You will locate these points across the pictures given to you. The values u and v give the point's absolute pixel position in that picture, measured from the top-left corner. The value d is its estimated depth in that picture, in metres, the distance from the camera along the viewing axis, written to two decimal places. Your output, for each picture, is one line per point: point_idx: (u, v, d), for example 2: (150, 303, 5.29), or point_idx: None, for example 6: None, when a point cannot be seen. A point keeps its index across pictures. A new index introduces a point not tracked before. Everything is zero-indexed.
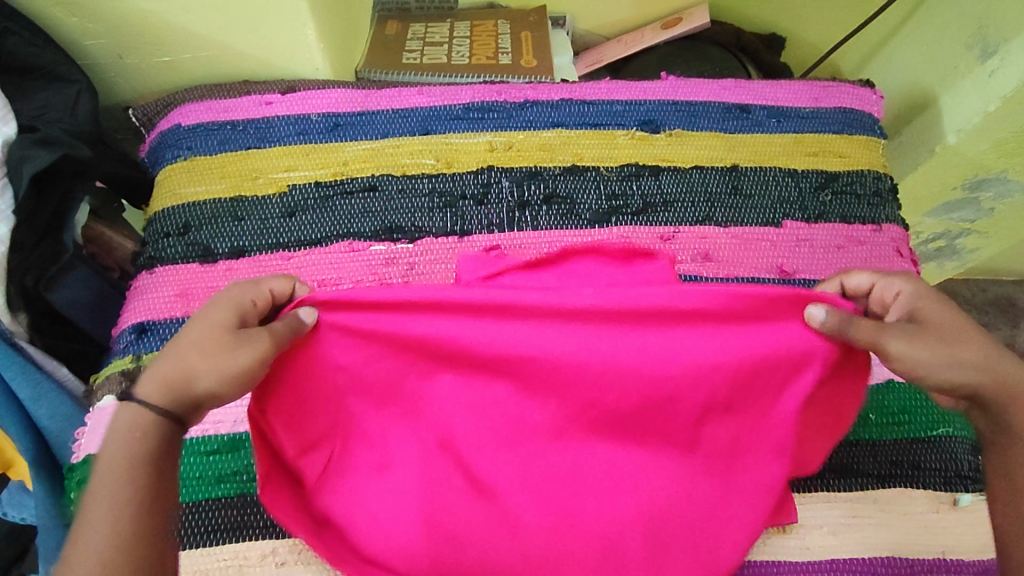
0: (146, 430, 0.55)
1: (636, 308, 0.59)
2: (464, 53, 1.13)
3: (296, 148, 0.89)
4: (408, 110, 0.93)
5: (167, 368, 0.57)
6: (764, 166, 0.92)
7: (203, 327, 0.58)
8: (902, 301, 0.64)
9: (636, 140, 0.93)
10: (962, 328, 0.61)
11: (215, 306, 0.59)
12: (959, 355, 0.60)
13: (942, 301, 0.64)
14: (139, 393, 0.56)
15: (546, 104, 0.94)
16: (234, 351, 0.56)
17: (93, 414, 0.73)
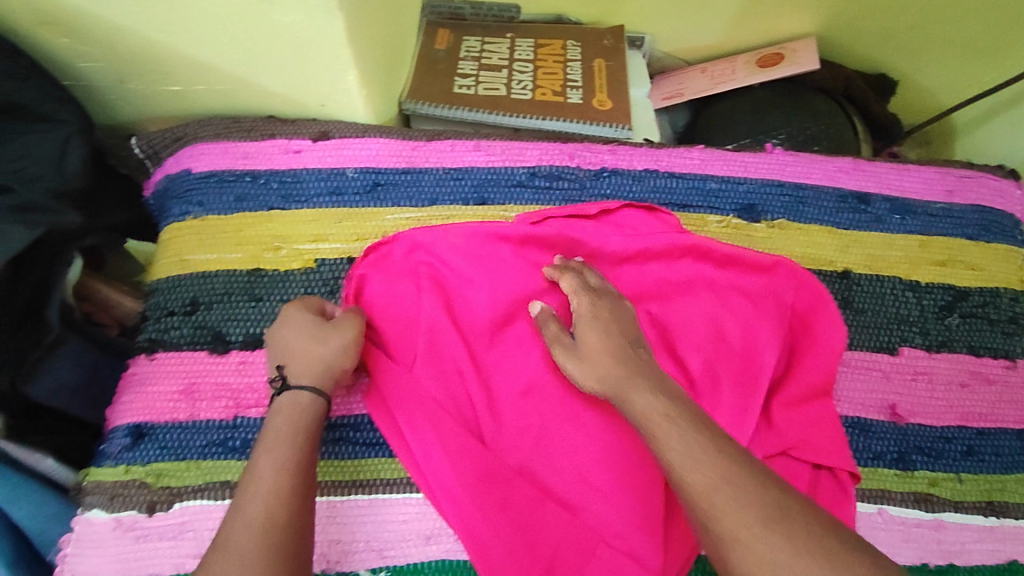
0: (303, 415, 0.58)
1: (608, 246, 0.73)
2: (526, 84, 0.96)
3: (328, 212, 0.75)
4: (462, 170, 0.77)
5: (296, 363, 0.60)
6: (881, 274, 0.77)
7: (309, 334, 0.62)
8: (582, 302, 0.65)
9: (731, 229, 0.78)
10: (611, 338, 0.61)
11: (299, 320, 0.63)
12: (602, 362, 0.59)
13: (621, 313, 0.64)
14: (293, 384, 0.60)
15: (627, 174, 0.79)
16: (337, 331, 0.63)
17: (78, 526, 0.63)
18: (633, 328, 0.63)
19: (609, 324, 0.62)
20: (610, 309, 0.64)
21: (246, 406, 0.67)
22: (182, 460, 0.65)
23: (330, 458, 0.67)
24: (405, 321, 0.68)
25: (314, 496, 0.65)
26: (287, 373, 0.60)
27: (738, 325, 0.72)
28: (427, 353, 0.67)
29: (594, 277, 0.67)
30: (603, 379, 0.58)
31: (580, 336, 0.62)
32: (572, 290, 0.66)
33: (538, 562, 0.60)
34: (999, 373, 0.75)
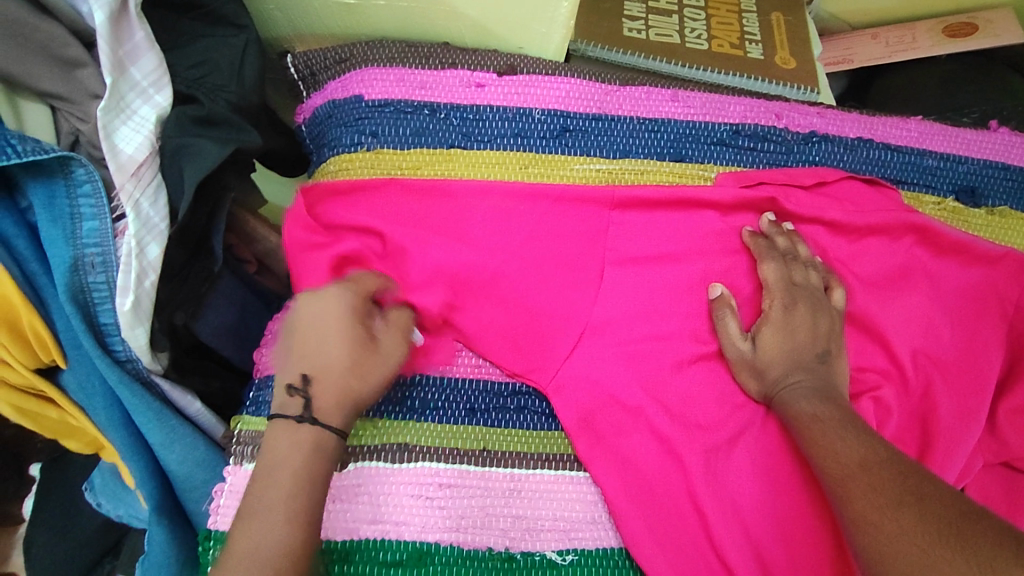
0: (312, 444, 0.50)
1: (826, 222, 0.66)
2: (700, 33, 0.87)
3: (512, 155, 0.67)
4: (658, 121, 0.69)
5: (326, 380, 0.52)
6: None
7: (330, 333, 0.52)
8: (769, 300, 0.62)
9: (948, 213, 0.70)
10: (798, 351, 0.60)
11: (316, 304, 0.54)
12: (781, 371, 0.59)
13: (820, 323, 0.61)
14: (316, 415, 0.51)
15: (838, 142, 0.71)
16: (386, 359, 0.55)
17: (236, 473, 0.57)
18: (824, 335, 0.61)
19: (800, 336, 0.60)
20: (804, 317, 0.61)
21: (424, 363, 0.60)
22: (357, 417, 0.58)
23: (514, 427, 0.60)
24: (457, 228, 0.63)
25: (500, 467, 0.58)
26: (313, 387, 0.51)
27: (963, 321, 0.65)
28: (599, 325, 0.62)
29: (798, 269, 0.63)
30: (775, 383, 0.59)
31: (760, 339, 0.61)
32: (770, 282, 0.62)
33: (680, 549, 0.56)
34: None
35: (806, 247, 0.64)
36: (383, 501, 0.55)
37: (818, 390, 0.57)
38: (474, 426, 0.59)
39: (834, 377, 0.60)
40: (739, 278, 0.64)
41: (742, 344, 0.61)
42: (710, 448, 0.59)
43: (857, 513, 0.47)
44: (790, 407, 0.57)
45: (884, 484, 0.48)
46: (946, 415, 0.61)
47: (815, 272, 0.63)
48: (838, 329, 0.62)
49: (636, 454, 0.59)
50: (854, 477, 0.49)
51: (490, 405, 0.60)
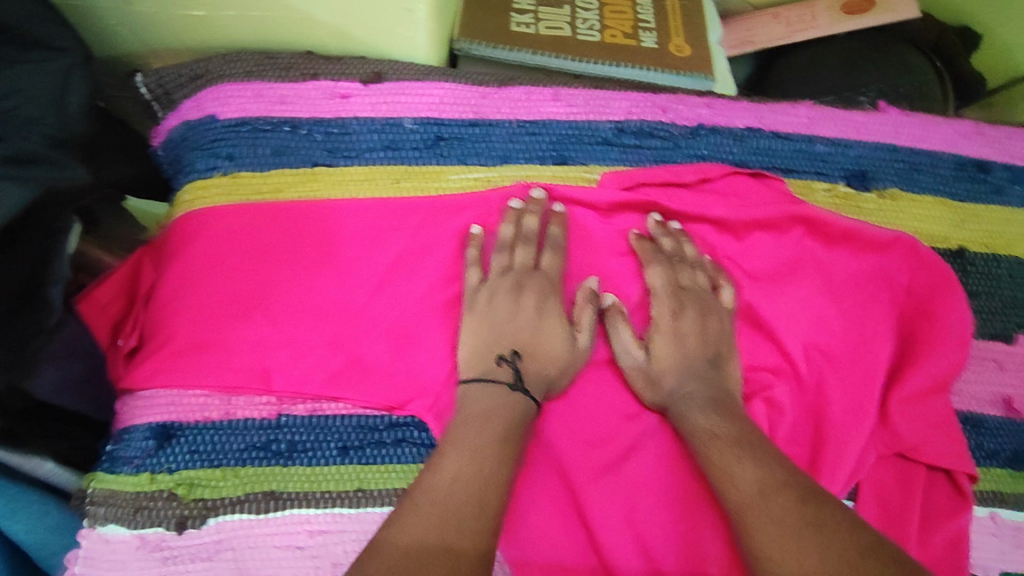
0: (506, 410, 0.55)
1: (709, 218, 0.64)
2: (593, 24, 0.83)
3: (382, 169, 0.63)
4: (538, 123, 0.66)
5: (534, 358, 0.58)
6: (1000, 254, 0.69)
7: (547, 322, 0.59)
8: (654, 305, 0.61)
9: (839, 199, 0.69)
10: (692, 358, 0.59)
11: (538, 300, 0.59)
12: (676, 383, 0.58)
13: (707, 326, 0.60)
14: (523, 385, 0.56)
15: (727, 132, 0.68)
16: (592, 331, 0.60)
17: (89, 542, 0.52)
18: (711, 335, 0.60)
19: (689, 342, 0.59)
20: (694, 323, 0.60)
21: (290, 402, 0.57)
22: (218, 467, 0.54)
23: (389, 463, 0.57)
24: (325, 253, 0.60)
25: (376, 509, 0.55)
26: (521, 359, 0.58)
27: (856, 312, 0.63)
28: None
29: (685, 272, 0.61)
30: (670, 394, 0.58)
31: (652, 345, 0.59)
32: (655, 289, 0.61)
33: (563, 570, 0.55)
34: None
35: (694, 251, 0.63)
36: (248, 557, 0.53)
37: (709, 403, 0.56)
38: (346, 467, 0.56)
39: (723, 380, 0.59)
40: (623, 285, 0.63)
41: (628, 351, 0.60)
42: (600, 462, 0.57)
43: (756, 539, 0.46)
44: (689, 418, 0.56)
45: (777, 507, 0.46)
46: (839, 412, 0.60)
47: (710, 274, 0.63)
48: (727, 326, 0.61)
49: (526, 477, 0.57)
50: (753, 503, 0.48)
51: (364, 441, 0.57)
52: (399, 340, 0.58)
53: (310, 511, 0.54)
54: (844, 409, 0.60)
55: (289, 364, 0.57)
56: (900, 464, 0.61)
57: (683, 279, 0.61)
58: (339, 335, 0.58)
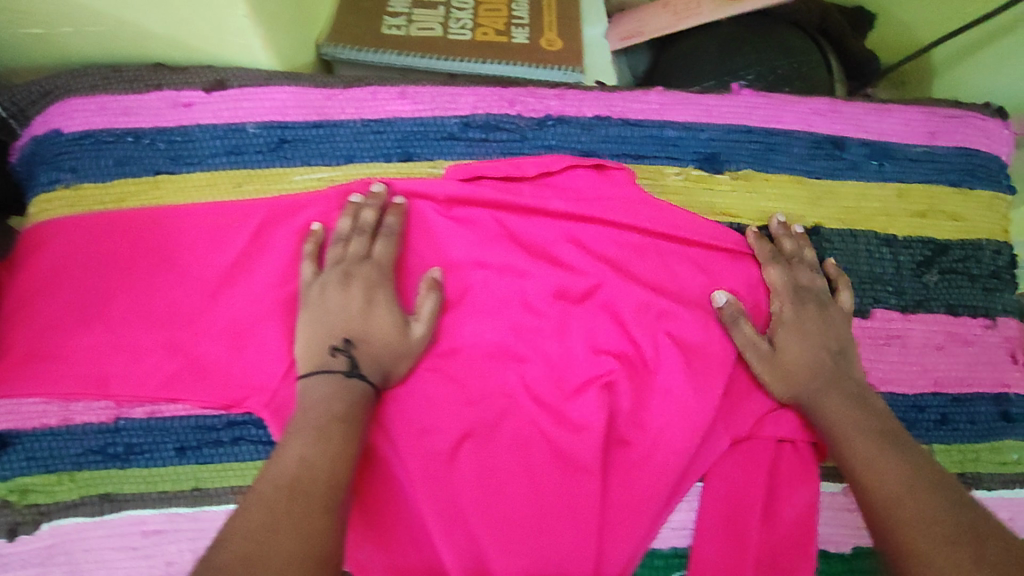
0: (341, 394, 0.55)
1: (549, 209, 0.65)
2: (465, 23, 0.84)
3: (225, 174, 0.64)
4: (383, 122, 0.67)
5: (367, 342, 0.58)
6: (854, 229, 0.70)
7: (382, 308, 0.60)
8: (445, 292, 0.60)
9: (691, 183, 0.69)
10: (813, 347, 0.62)
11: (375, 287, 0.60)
12: (806, 366, 0.61)
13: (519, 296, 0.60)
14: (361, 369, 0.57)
15: (574, 122, 0.69)
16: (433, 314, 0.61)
17: None
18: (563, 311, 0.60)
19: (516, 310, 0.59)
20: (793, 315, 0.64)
21: (128, 407, 0.58)
22: (54, 473, 0.57)
23: (227, 461, 0.59)
24: (164, 259, 0.61)
25: (213, 506, 0.57)
26: (354, 347, 0.58)
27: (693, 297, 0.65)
28: None
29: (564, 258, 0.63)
30: (791, 372, 0.61)
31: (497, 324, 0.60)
32: (776, 286, 0.65)
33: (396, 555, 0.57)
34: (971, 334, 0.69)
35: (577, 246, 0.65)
36: (81, 559, 0.55)
37: (831, 385, 0.61)
38: (183, 467, 0.58)
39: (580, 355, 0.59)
40: (465, 277, 0.64)
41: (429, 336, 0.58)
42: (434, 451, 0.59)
43: (899, 516, 0.49)
44: (826, 405, 0.60)
45: (917, 485, 0.51)
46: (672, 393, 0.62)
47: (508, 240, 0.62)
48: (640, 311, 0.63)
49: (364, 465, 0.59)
50: (892, 486, 0.51)
51: (201, 441, 0.59)
52: (240, 340, 0.60)
53: (146, 511, 0.56)
54: (681, 389, 0.62)
55: (129, 369, 0.58)
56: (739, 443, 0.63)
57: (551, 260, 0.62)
58: (179, 339, 0.60)
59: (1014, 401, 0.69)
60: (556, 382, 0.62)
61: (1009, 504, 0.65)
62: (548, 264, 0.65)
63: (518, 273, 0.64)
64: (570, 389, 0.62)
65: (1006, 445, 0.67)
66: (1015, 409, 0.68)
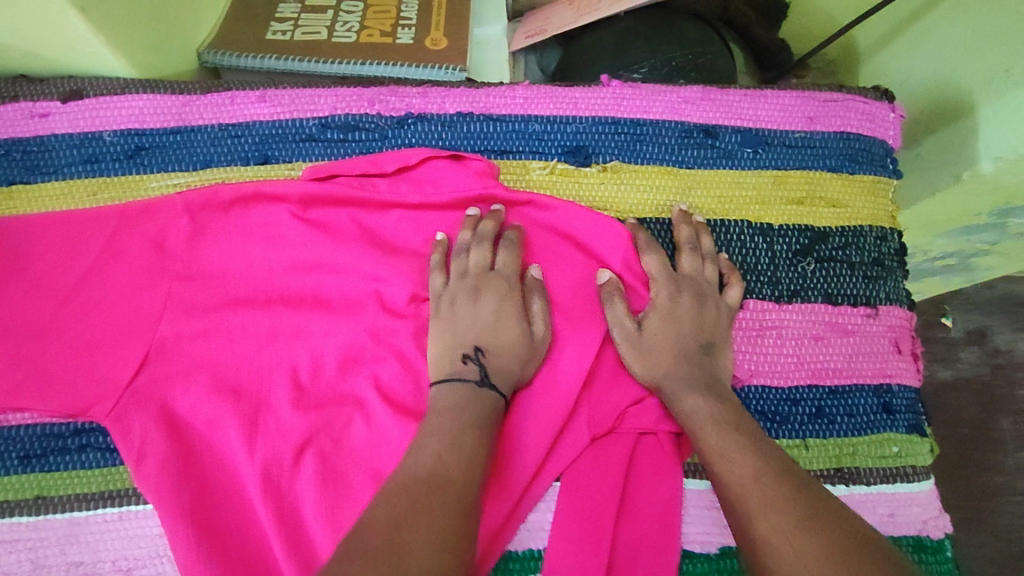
0: (477, 407, 0.55)
1: (405, 206, 0.64)
2: (352, 26, 0.84)
3: (81, 183, 0.65)
4: (242, 125, 0.67)
5: (500, 352, 0.59)
6: (725, 219, 0.68)
7: (486, 312, 0.60)
8: (447, 294, 0.61)
9: (557, 176, 0.68)
10: (681, 339, 0.61)
11: (469, 296, 0.60)
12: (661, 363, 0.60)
13: (506, 312, 0.60)
14: (493, 380, 0.58)
15: (435, 120, 0.68)
16: (486, 310, 0.60)
17: None
18: (496, 306, 0.60)
19: (511, 331, 0.60)
20: (662, 316, 0.62)
21: None
22: None
23: (71, 469, 0.58)
24: (13, 268, 0.61)
25: (55, 514, 0.57)
26: (488, 357, 0.59)
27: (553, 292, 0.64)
28: (167, 343, 0.60)
29: (473, 252, 0.62)
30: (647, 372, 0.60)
31: (466, 318, 0.60)
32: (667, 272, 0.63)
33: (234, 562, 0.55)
34: (869, 327, 0.67)
35: (467, 234, 0.63)
36: None
37: (682, 382, 0.59)
38: (28, 475, 0.58)
39: (511, 347, 0.59)
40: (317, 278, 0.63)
41: (468, 344, 0.59)
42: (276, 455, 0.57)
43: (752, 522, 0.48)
44: (682, 397, 0.58)
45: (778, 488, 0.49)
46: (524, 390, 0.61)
47: (511, 252, 0.62)
48: (517, 300, 0.61)
49: (211, 470, 0.58)
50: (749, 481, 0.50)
51: (47, 448, 0.59)
52: (86, 346, 0.59)
53: None
54: (534, 385, 0.61)
55: None
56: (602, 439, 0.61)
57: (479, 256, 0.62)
58: (23, 348, 0.59)
59: (897, 392, 0.66)
60: (409, 382, 0.61)
61: (887, 498, 0.62)
62: (405, 262, 0.64)
63: (372, 273, 0.63)
64: (423, 388, 0.61)
65: (888, 438, 0.64)
66: (897, 401, 0.65)
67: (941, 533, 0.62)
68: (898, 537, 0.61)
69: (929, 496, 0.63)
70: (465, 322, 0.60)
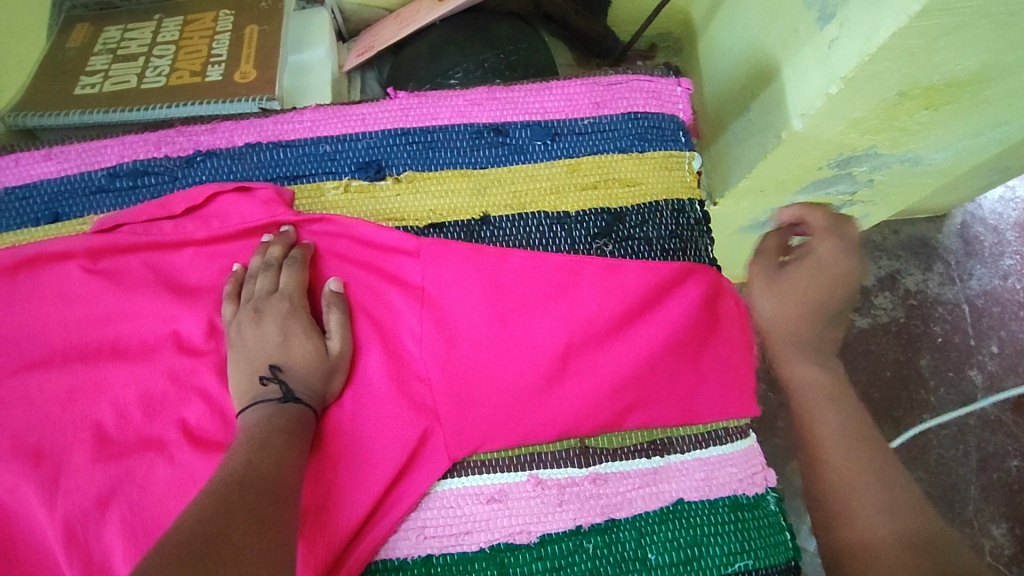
0: (276, 423, 0.55)
1: (197, 243, 0.65)
2: (163, 70, 0.85)
3: None
4: (29, 186, 0.67)
5: (294, 367, 0.58)
6: (523, 213, 0.69)
7: (272, 331, 0.59)
8: (236, 322, 0.61)
9: (352, 194, 0.69)
10: (827, 298, 0.60)
11: (253, 320, 0.60)
12: (804, 306, 0.60)
13: (294, 329, 0.60)
14: (294, 395, 0.57)
15: (225, 155, 0.69)
16: (274, 330, 0.59)
17: None
18: (281, 325, 0.59)
19: (302, 347, 0.59)
20: (846, 246, 0.62)
21: None
22: None
23: None
24: None
25: None
26: (282, 374, 0.58)
27: (367, 307, 0.64)
28: None
29: (257, 277, 0.62)
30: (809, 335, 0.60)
31: (256, 342, 0.59)
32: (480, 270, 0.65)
33: None
34: (732, 310, 0.68)
35: (255, 260, 0.63)
36: None
37: (824, 343, 0.60)
38: None
39: (303, 361, 0.58)
40: (109, 328, 0.62)
41: (262, 367, 0.58)
42: (74, 515, 0.56)
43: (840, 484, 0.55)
44: (793, 364, 0.60)
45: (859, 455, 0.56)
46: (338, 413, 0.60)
47: (294, 270, 0.62)
48: (303, 314, 0.61)
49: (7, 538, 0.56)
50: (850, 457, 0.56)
51: None
52: None
53: None
54: (343, 405, 0.61)
55: None
56: (427, 438, 0.60)
57: (263, 278, 0.61)
58: None
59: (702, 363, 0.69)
60: (212, 419, 0.60)
61: (702, 463, 0.63)
62: (200, 300, 0.64)
63: (166, 314, 0.62)
64: (225, 422, 0.60)
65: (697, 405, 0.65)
66: None
67: (763, 487, 0.63)
68: (714, 500, 0.62)
69: (743, 453, 0.64)
70: (255, 345, 0.59)
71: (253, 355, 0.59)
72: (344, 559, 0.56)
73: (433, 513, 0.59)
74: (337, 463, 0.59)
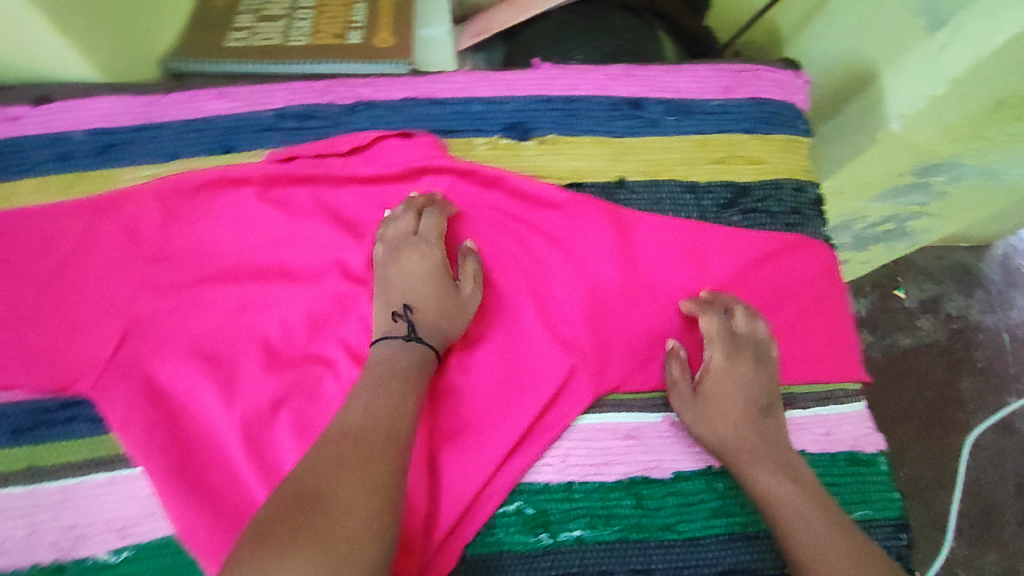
0: (399, 360, 0.59)
1: (362, 180, 0.70)
2: (304, 31, 0.91)
3: (53, 179, 0.69)
4: (204, 120, 0.73)
5: (425, 307, 0.63)
6: (658, 180, 0.74)
7: (410, 273, 0.65)
8: (376, 259, 0.66)
9: (500, 150, 0.74)
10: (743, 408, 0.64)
11: (393, 260, 0.65)
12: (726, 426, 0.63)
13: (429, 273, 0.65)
14: (420, 333, 0.62)
15: (384, 106, 0.74)
16: (408, 272, 0.65)
17: None
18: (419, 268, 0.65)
19: (431, 291, 0.64)
20: (742, 365, 0.66)
21: None
22: None
23: (59, 441, 0.60)
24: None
25: (46, 483, 0.59)
26: (413, 314, 0.63)
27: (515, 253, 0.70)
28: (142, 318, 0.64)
29: (398, 222, 0.67)
30: (723, 438, 0.63)
31: (393, 280, 0.64)
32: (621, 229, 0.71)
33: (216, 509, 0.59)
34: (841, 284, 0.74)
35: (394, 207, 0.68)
36: None
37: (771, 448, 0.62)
38: (14, 448, 0.60)
39: (431, 304, 0.63)
40: (282, 251, 0.67)
41: (396, 304, 0.63)
42: (253, 415, 0.61)
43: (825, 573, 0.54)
44: (755, 476, 0.61)
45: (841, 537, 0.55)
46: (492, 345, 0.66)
47: (434, 218, 0.67)
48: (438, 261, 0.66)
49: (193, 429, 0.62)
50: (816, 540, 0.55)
51: (32, 424, 0.61)
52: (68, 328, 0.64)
53: None
54: (497, 339, 0.66)
55: None
56: (572, 374, 0.65)
57: (404, 223, 0.67)
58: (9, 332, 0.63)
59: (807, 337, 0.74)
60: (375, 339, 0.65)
61: (821, 419, 0.68)
62: (363, 233, 0.69)
63: (334, 243, 0.68)
64: None
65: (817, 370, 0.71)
66: None
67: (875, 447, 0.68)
68: (833, 453, 0.67)
69: (859, 414, 0.69)
70: (393, 283, 0.64)
71: (388, 292, 0.64)
72: (499, 472, 0.62)
73: (575, 443, 0.64)
74: (494, 389, 0.64)
